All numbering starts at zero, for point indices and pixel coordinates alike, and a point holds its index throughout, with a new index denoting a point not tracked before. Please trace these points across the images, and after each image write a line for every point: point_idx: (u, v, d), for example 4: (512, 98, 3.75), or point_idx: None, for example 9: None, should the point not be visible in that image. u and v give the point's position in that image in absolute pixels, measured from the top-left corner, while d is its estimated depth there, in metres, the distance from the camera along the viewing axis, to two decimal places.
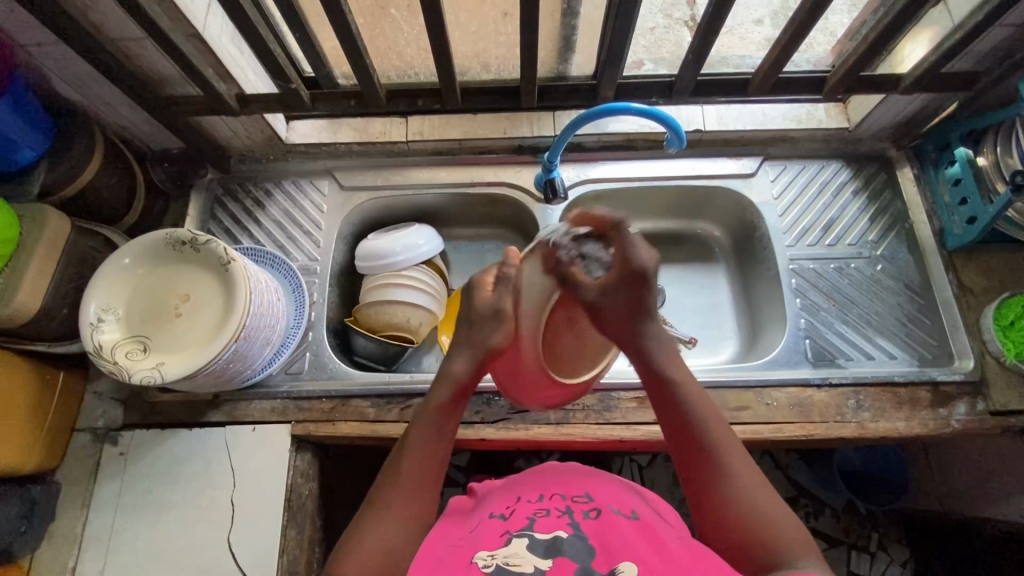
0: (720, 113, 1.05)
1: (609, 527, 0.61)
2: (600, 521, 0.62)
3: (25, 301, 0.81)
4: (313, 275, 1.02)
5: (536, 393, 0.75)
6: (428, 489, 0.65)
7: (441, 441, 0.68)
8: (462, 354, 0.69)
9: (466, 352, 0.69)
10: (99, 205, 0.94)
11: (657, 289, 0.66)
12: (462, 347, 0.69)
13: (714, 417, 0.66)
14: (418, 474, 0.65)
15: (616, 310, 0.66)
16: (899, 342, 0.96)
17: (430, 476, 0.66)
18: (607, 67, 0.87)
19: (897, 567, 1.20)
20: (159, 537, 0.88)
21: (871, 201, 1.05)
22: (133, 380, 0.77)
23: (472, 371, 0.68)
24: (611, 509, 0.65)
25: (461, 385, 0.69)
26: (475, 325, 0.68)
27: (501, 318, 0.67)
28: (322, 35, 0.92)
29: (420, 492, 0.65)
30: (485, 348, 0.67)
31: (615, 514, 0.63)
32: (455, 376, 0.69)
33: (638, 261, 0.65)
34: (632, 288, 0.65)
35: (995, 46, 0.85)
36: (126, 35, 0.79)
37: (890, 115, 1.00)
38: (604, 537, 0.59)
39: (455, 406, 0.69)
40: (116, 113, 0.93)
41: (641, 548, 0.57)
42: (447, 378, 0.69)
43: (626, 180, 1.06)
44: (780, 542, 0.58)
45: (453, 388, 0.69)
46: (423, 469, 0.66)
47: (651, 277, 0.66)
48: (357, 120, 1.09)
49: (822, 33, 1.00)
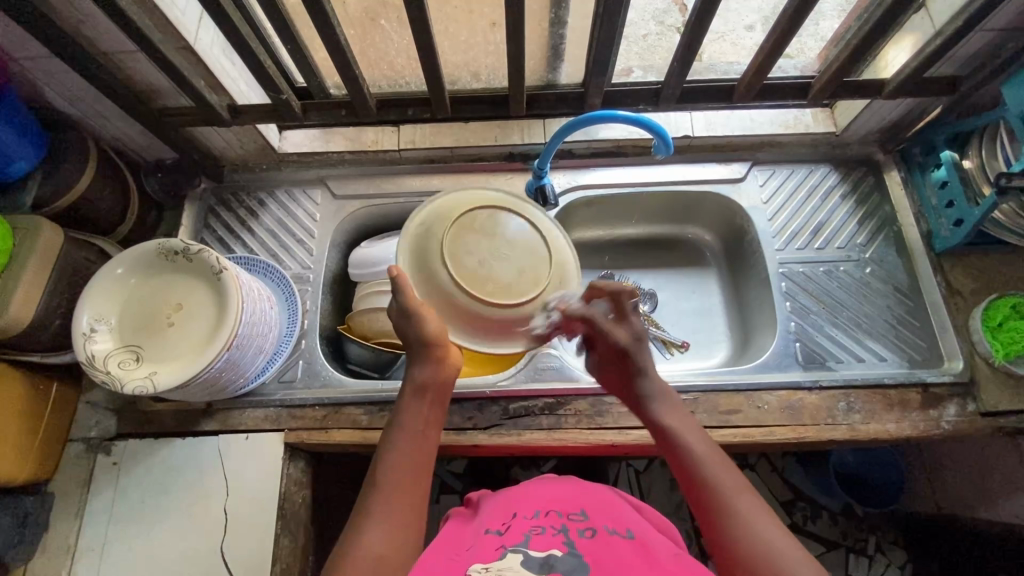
0: (708, 120, 1.07)
1: (604, 547, 0.61)
2: (595, 540, 0.62)
3: (19, 312, 0.81)
4: (306, 283, 1.03)
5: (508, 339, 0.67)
6: (417, 488, 0.66)
7: (419, 440, 0.69)
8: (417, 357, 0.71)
9: (421, 359, 0.71)
10: (92, 215, 0.94)
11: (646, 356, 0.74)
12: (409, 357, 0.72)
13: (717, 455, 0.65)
14: (402, 472, 0.66)
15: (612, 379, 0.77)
16: (889, 344, 0.96)
17: (415, 474, 0.66)
18: (594, 75, 0.88)
19: (895, 571, 1.20)
20: (153, 547, 0.88)
21: (859, 204, 1.06)
22: (125, 390, 0.77)
23: (433, 369, 0.71)
24: (606, 529, 0.65)
25: (425, 386, 0.71)
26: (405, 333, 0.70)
27: (407, 314, 0.67)
28: (313, 47, 0.93)
29: (408, 492, 0.65)
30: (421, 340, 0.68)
31: (610, 534, 0.64)
32: (417, 376, 0.71)
33: (617, 341, 0.74)
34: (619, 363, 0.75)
35: (976, 51, 0.86)
36: (117, 48, 0.80)
37: (877, 119, 1.01)
38: (599, 555, 0.59)
39: (428, 404, 0.71)
40: (109, 123, 0.94)
41: (636, 565, 0.58)
42: (411, 378, 0.72)
43: (617, 186, 1.07)
44: None
45: (419, 387, 0.71)
46: (404, 467, 0.66)
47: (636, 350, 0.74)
48: (349, 129, 1.09)
49: (812, 38, 1.01)
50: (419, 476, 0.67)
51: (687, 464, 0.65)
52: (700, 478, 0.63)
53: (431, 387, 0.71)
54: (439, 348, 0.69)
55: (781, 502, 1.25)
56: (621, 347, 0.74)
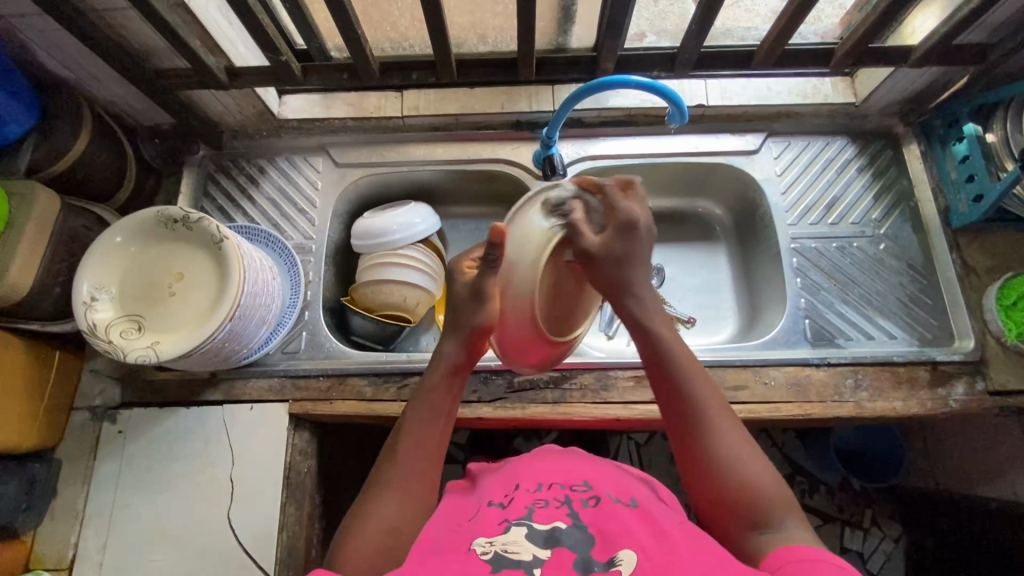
0: (724, 88, 1.02)
1: (609, 514, 0.61)
2: (599, 510, 0.62)
3: (17, 280, 0.80)
4: (308, 254, 1.01)
5: (529, 355, 0.73)
6: (431, 467, 0.66)
7: (440, 420, 0.69)
8: (454, 339, 0.70)
9: (454, 336, 0.70)
10: (89, 181, 0.92)
11: (649, 242, 0.68)
12: (449, 333, 0.71)
13: (702, 379, 0.67)
14: (422, 451, 0.66)
15: (615, 260, 0.66)
16: (899, 321, 0.95)
17: (433, 455, 0.67)
18: (607, 38, 0.84)
19: (891, 542, 1.23)
20: (161, 514, 0.89)
21: (875, 178, 1.03)
22: (128, 359, 0.77)
23: (464, 352, 0.70)
24: (610, 498, 0.65)
25: (454, 366, 0.70)
26: (459, 305, 0.69)
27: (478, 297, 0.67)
28: (314, 6, 0.89)
29: (424, 471, 0.66)
30: (470, 327, 0.69)
31: (614, 503, 0.64)
32: (448, 357, 0.70)
33: (634, 213, 0.67)
34: (625, 240, 0.66)
35: (1008, 18, 0.82)
36: (109, 5, 0.76)
37: (898, 90, 0.97)
38: (604, 523, 0.60)
39: (451, 383, 0.70)
40: (103, 85, 0.90)
41: (642, 534, 0.58)
42: (442, 360, 0.70)
43: (625, 157, 1.04)
44: (771, 503, 0.59)
45: (447, 369, 0.70)
46: (424, 447, 0.67)
47: (642, 228, 0.67)
48: (351, 95, 1.06)
49: (830, 4, 0.97)
50: (434, 451, 0.67)
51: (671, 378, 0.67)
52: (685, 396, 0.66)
53: (460, 369, 0.70)
54: (480, 339, 0.70)
55: (780, 476, 1.26)
56: (633, 221, 0.67)
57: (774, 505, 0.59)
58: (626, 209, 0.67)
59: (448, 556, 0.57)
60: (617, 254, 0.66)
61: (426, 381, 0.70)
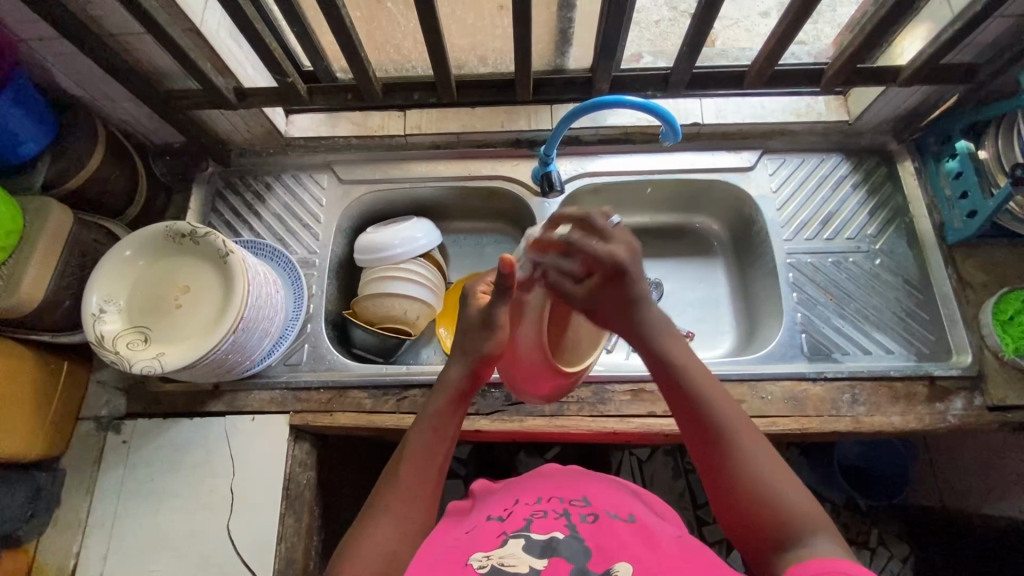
0: (718, 107, 1.05)
1: (606, 528, 0.62)
2: (597, 522, 0.63)
3: (29, 292, 0.83)
4: (311, 268, 1.04)
5: (539, 384, 0.81)
6: (430, 492, 0.67)
7: (442, 444, 0.70)
8: (459, 361, 0.74)
9: (461, 361, 0.74)
10: (101, 197, 0.95)
11: (641, 281, 0.71)
12: (457, 357, 0.74)
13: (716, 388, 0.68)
14: (422, 475, 0.67)
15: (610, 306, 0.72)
16: (896, 336, 0.95)
17: (432, 479, 0.68)
18: (601, 59, 0.86)
19: (897, 564, 1.17)
20: (162, 524, 0.90)
21: (871, 194, 1.04)
22: (134, 369, 0.78)
23: (467, 377, 0.73)
24: (609, 513, 0.66)
25: (458, 391, 0.73)
26: (466, 336, 0.74)
27: (491, 327, 0.72)
28: (320, 30, 0.92)
29: (422, 495, 0.66)
30: (480, 355, 0.73)
31: (613, 517, 0.64)
32: (452, 382, 0.73)
33: (612, 257, 0.70)
34: (612, 286, 0.72)
35: (995, 38, 0.84)
36: (125, 30, 0.80)
37: (891, 108, 0.99)
38: (602, 538, 0.60)
39: (456, 410, 0.72)
40: (117, 105, 0.94)
41: (639, 547, 0.58)
42: (446, 384, 0.73)
43: (622, 174, 1.06)
44: (802, 520, 0.58)
45: (451, 393, 0.73)
46: (426, 471, 0.68)
47: (628, 268, 0.71)
48: (356, 114, 1.09)
49: (828, 24, 1.02)
50: (437, 473, 0.68)
51: (686, 398, 0.68)
52: (698, 408, 0.66)
53: (463, 395, 0.73)
54: (484, 367, 0.74)
55: None
56: (615, 265, 0.71)
57: (806, 524, 0.58)
58: (606, 255, 0.71)
59: (446, 570, 0.58)
60: (617, 300, 0.72)
61: (430, 404, 0.72)
